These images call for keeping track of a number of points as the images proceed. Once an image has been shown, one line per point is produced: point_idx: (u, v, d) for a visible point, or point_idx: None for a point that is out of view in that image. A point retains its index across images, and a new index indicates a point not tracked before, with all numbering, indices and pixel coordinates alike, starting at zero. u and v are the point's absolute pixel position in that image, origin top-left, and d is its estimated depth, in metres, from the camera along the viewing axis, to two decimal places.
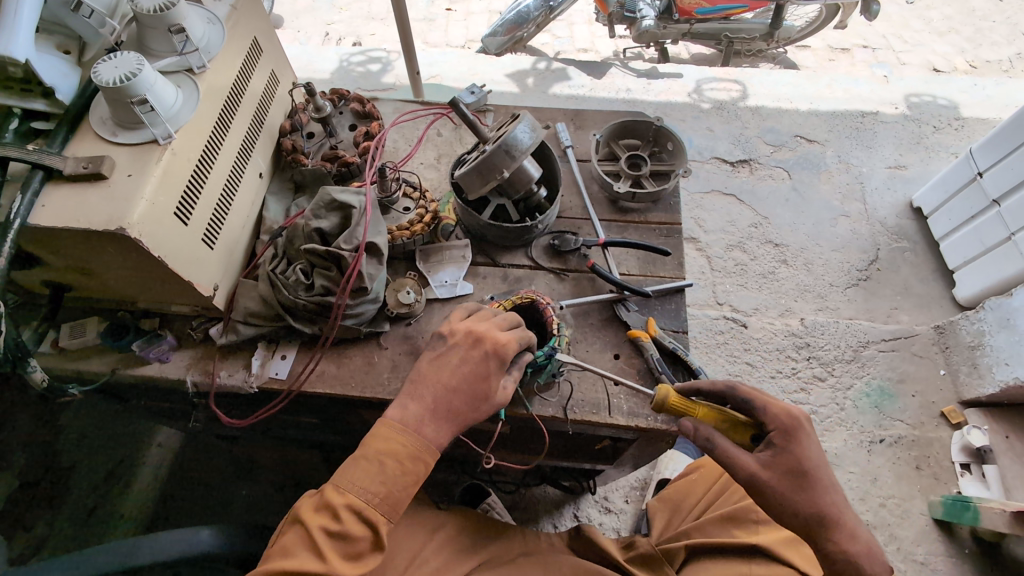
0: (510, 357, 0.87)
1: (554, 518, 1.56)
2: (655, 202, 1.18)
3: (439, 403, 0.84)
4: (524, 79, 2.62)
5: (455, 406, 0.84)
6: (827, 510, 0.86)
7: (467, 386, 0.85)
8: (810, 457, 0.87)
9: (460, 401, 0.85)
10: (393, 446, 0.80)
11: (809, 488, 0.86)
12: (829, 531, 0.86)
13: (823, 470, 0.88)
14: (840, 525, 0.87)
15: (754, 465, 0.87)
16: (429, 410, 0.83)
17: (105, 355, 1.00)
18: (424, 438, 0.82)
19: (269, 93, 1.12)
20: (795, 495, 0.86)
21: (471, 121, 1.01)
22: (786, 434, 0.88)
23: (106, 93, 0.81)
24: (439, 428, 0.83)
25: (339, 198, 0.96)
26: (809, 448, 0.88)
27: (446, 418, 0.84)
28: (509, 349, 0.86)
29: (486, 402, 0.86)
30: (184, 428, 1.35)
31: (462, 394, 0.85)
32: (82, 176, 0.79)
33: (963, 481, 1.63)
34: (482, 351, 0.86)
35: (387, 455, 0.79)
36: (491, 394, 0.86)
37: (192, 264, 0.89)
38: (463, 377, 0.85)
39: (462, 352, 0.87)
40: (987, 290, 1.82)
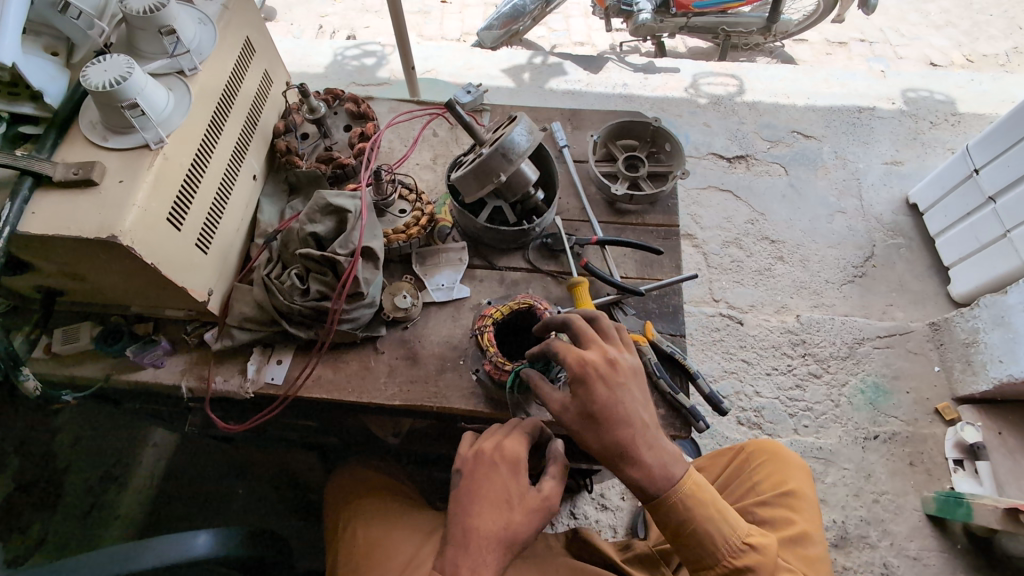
0: (520, 456, 0.85)
1: (550, 516, 1.56)
2: (653, 204, 1.17)
3: (469, 535, 0.80)
4: (520, 74, 2.60)
5: (489, 531, 0.81)
6: (628, 444, 0.81)
7: (497, 498, 0.83)
8: (599, 398, 0.80)
9: (489, 518, 0.82)
10: None
11: (611, 427, 0.80)
12: (632, 466, 0.81)
13: (624, 410, 0.81)
14: (646, 466, 0.81)
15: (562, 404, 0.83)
16: (464, 549, 0.79)
17: (99, 361, 0.99)
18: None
19: (262, 94, 1.10)
20: (590, 434, 0.82)
21: (467, 123, 1.00)
22: (600, 375, 0.81)
23: (95, 97, 0.79)
24: (480, 562, 0.78)
25: (334, 202, 0.95)
26: (604, 387, 0.81)
27: (488, 548, 0.80)
28: (514, 449, 0.85)
29: (516, 513, 0.82)
30: (179, 430, 1.34)
31: (489, 513, 0.82)
32: (73, 182, 0.78)
33: (956, 477, 1.65)
34: (489, 462, 0.85)
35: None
36: (519, 500, 0.83)
37: (186, 270, 0.88)
38: (487, 493, 0.83)
39: (472, 469, 0.86)
40: (982, 286, 1.83)
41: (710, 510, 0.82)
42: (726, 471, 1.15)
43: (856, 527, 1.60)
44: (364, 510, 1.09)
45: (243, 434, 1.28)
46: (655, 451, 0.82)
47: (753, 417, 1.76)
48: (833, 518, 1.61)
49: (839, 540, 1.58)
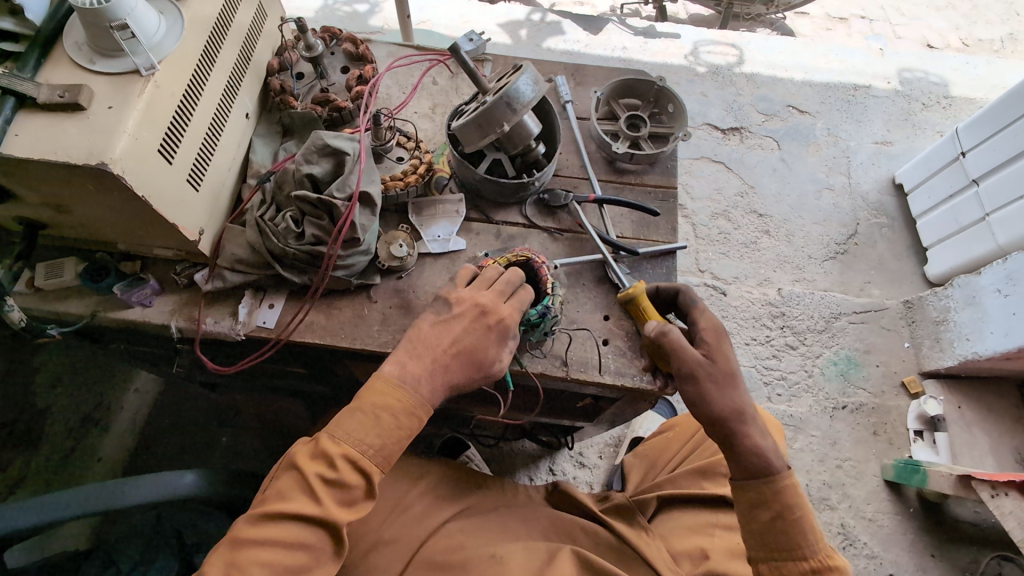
0: (511, 326, 0.89)
1: (530, 471, 1.61)
2: (652, 165, 1.16)
3: (436, 365, 0.85)
4: (517, 31, 2.53)
5: (452, 370, 0.85)
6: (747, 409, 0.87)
7: (473, 347, 0.86)
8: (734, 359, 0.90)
9: (457, 360, 0.86)
10: (384, 397, 0.80)
11: (734, 388, 0.88)
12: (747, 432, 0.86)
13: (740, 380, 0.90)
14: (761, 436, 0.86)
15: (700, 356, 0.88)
16: (428, 372, 0.84)
17: (86, 297, 0.97)
18: (420, 398, 0.83)
19: (256, 27, 1.05)
20: (715, 391, 0.87)
21: (470, 69, 0.97)
22: (716, 333, 0.91)
23: (81, 15, 0.75)
24: (435, 389, 0.84)
25: (332, 143, 0.93)
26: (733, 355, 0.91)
27: (442, 378, 0.84)
28: (511, 318, 0.89)
29: (480, 364, 0.87)
30: (164, 374, 1.33)
31: (459, 357, 0.86)
32: (58, 106, 0.74)
33: (915, 447, 1.73)
34: (484, 325, 0.88)
35: (382, 409, 0.80)
36: (490, 359, 0.87)
37: (177, 206, 0.86)
38: (468, 340, 0.87)
39: (461, 317, 0.88)
40: (957, 267, 1.89)
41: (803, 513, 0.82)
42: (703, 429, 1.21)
43: (818, 489, 1.68)
44: None
45: (229, 381, 1.28)
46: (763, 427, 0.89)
47: None
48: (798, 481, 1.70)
49: None
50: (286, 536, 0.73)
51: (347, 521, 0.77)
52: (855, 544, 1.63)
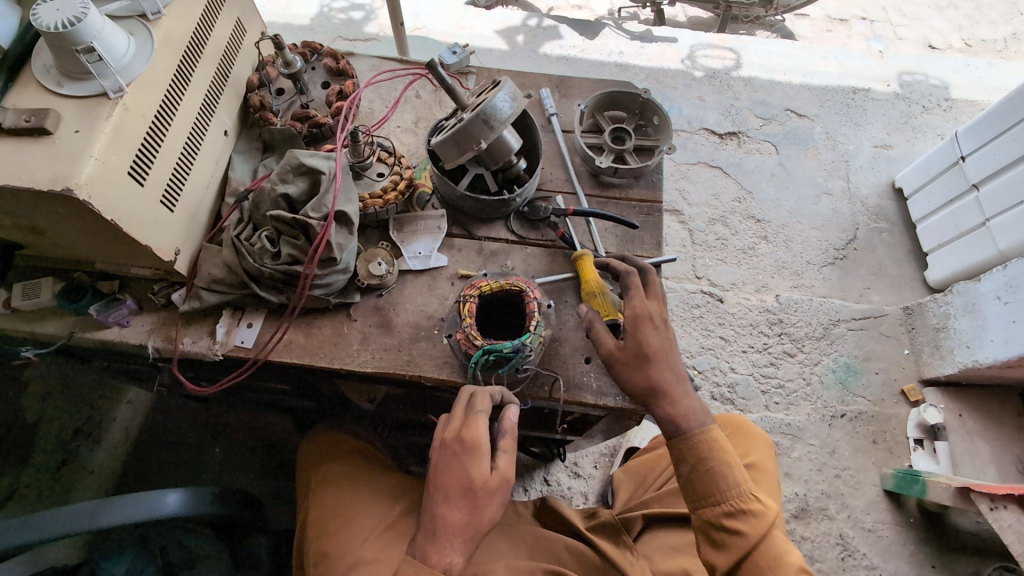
0: (478, 439, 0.83)
1: (524, 482, 1.59)
2: (638, 177, 1.15)
3: (437, 524, 0.81)
4: (513, 36, 2.51)
5: (454, 521, 0.81)
6: (665, 385, 0.88)
7: (464, 482, 0.82)
8: (653, 339, 0.89)
9: (453, 505, 0.81)
10: None
11: (650, 368, 0.88)
12: (663, 405, 0.89)
13: (665, 358, 0.89)
14: (679, 408, 0.88)
15: (611, 345, 0.91)
16: (432, 536, 0.81)
17: (63, 318, 0.96)
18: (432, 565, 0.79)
19: (234, 44, 1.05)
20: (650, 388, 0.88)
21: (448, 85, 0.96)
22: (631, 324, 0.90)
23: (47, 38, 0.74)
24: (448, 547, 0.80)
25: (307, 162, 0.92)
26: (657, 335, 0.90)
27: (454, 537, 0.80)
28: (473, 431, 0.83)
29: (481, 495, 0.82)
30: (151, 388, 1.32)
31: (459, 500, 0.81)
32: (24, 130, 0.73)
33: (915, 456, 1.71)
34: (450, 452, 0.84)
35: None
36: (482, 483, 0.82)
37: (150, 228, 0.85)
38: (455, 478, 0.82)
39: (439, 459, 0.84)
40: (958, 273, 1.86)
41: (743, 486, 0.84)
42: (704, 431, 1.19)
43: (817, 499, 1.66)
44: (334, 478, 1.09)
45: (217, 395, 1.27)
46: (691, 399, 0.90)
47: (727, 393, 1.80)
48: (795, 490, 1.67)
49: (799, 511, 1.64)
50: None
51: None
52: (854, 555, 1.60)
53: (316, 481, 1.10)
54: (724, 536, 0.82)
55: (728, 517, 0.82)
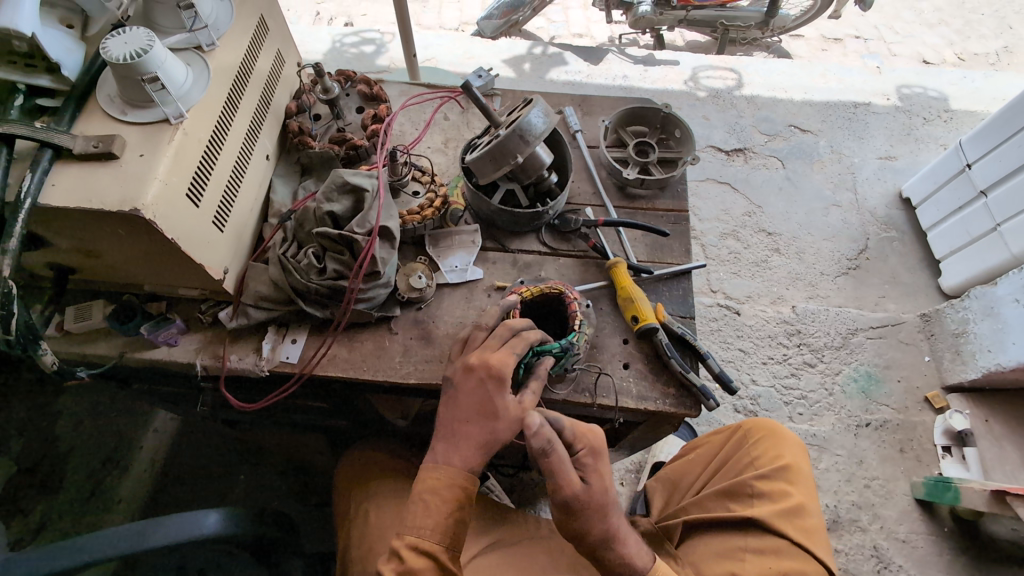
0: (504, 371, 0.84)
1: (552, 500, 1.58)
2: (662, 189, 1.18)
3: (457, 434, 0.82)
4: (520, 64, 2.60)
5: (474, 435, 0.82)
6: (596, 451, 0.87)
7: (485, 405, 0.83)
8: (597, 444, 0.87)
9: (476, 420, 0.83)
10: (427, 482, 0.79)
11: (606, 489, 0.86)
12: (615, 548, 0.85)
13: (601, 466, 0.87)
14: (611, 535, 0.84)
15: (577, 480, 0.83)
16: (452, 444, 0.82)
17: (113, 339, 0.99)
18: (454, 469, 0.80)
19: (275, 73, 1.10)
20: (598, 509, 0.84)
21: (483, 104, 1.01)
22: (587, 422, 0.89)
23: (115, 69, 0.79)
24: (466, 453, 0.81)
25: (352, 180, 0.96)
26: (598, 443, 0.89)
27: (472, 444, 0.82)
28: (500, 363, 0.84)
29: (500, 418, 0.83)
30: (184, 412, 1.33)
31: (476, 417, 0.83)
32: (93, 155, 0.77)
33: (944, 463, 1.69)
34: (480, 375, 0.84)
35: (427, 493, 0.78)
36: (504, 408, 0.83)
37: (204, 247, 0.88)
38: (475, 400, 0.83)
39: (461, 378, 0.85)
40: (973, 278, 1.87)
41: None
42: (739, 429, 1.15)
43: (847, 511, 1.64)
44: (377, 494, 1.09)
45: (250, 418, 1.28)
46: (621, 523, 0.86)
47: (750, 404, 1.80)
48: (826, 502, 1.66)
49: (831, 524, 1.62)
50: None
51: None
52: (890, 567, 1.58)
53: (360, 497, 1.10)
54: None
55: None
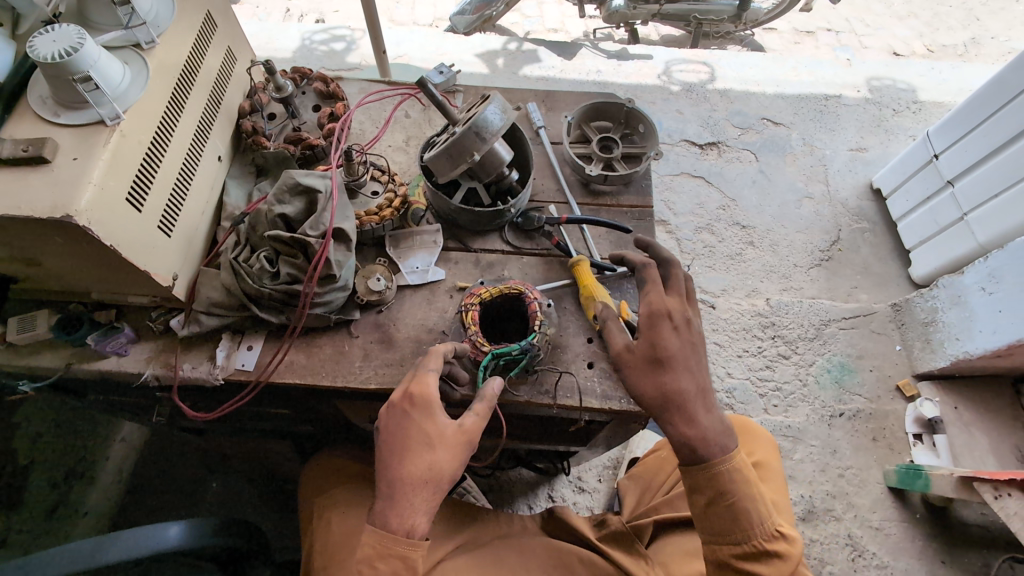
0: (427, 394, 0.80)
1: (529, 499, 1.57)
2: (627, 184, 1.17)
3: (394, 487, 0.76)
4: (493, 60, 2.58)
5: (412, 481, 0.77)
6: (658, 307, 0.87)
7: (415, 438, 0.79)
8: (670, 342, 0.85)
9: (412, 463, 0.78)
10: (366, 551, 0.74)
11: (663, 373, 0.84)
12: (678, 421, 0.83)
13: (686, 361, 0.85)
14: (701, 428, 0.83)
15: (622, 343, 0.88)
16: (390, 501, 0.76)
17: (59, 350, 0.95)
18: (395, 533, 0.75)
19: (226, 72, 1.07)
20: (648, 365, 0.85)
21: (439, 101, 0.98)
22: (649, 320, 0.86)
23: (44, 69, 0.75)
24: (406, 509, 0.76)
25: (303, 181, 0.93)
26: (677, 338, 0.86)
27: (412, 494, 0.76)
28: (420, 386, 0.80)
29: (438, 450, 0.78)
30: (146, 422, 1.29)
31: (408, 455, 0.78)
32: (22, 160, 0.74)
33: (915, 451, 1.71)
34: (402, 411, 0.80)
35: (365, 562, 0.73)
36: (436, 438, 0.79)
37: (148, 252, 0.85)
38: (405, 435, 0.79)
39: (387, 416, 0.81)
40: (941, 267, 1.90)
41: (747, 486, 0.82)
42: None
43: (822, 501, 1.65)
44: (335, 502, 1.07)
45: (214, 426, 1.25)
46: (711, 418, 0.84)
47: (725, 398, 1.80)
48: (801, 493, 1.67)
49: (806, 514, 1.64)
50: None
51: None
52: (864, 555, 1.60)
53: (321, 505, 1.08)
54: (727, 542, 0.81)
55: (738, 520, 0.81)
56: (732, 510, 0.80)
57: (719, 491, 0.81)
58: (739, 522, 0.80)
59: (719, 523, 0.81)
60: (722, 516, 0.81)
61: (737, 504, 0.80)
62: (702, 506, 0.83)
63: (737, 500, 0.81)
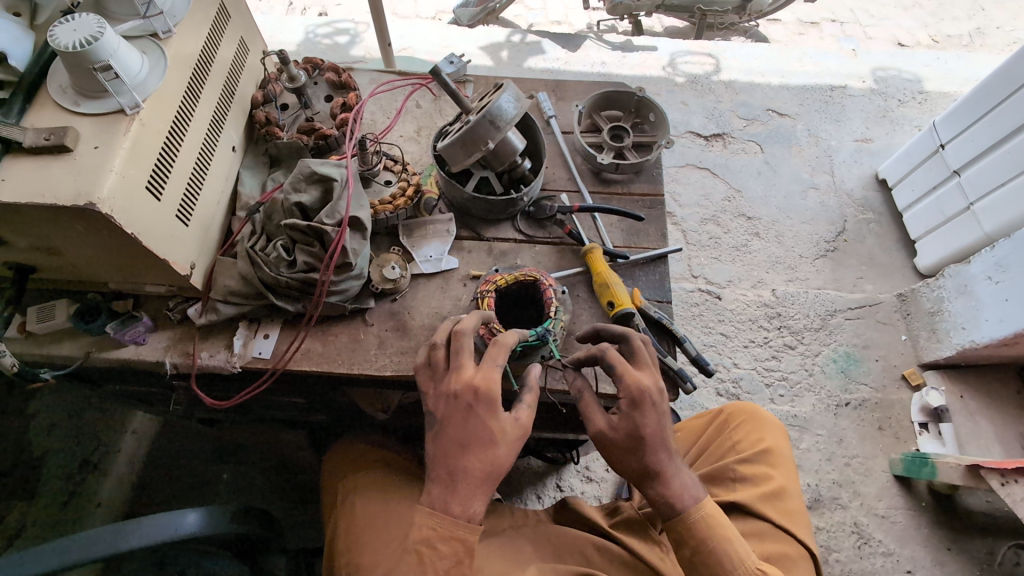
0: (494, 391, 0.79)
1: (538, 489, 1.58)
2: (637, 174, 1.18)
3: (455, 475, 0.77)
4: (497, 52, 2.57)
5: (474, 472, 0.77)
6: (639, 392, 0.82)
7: (478, 433, 0.78)
8: (649, 423, 0.82)
9: (473, 457, 0.77)
10: (423, 535, 0.75)
11: (643, 451, 0.82)
12: (658, 486, 0.83)
13: (663, 436, 0.83)
14: (673, 486, 0.83)
15: (603, 426, 0.84)
16: (452, 489, 0.77)
17: (78, 338, 0.96)
18: (456, 518, 0.76)
19: (239, 62, 1.07)
20: (630, 442, 0.82)
21: (453, 90, 0.98)
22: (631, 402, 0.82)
23: (64, 58, 0.76)
24: (469, 498, 0.76)
25: (319, 170, 0.94)
26: (655, 415, 0.83)
27: (473, 484, 0.77)
28: (487, 383, 0.79)
29: (499, 445, 0.78)
30: (159, 413, 1.30)
31: (472, 449, 0.77)
32: (44, 148, 0.74)
33: (921, 439, 1.72)
34: (469, 402, 0.79)
35: (423, 544, 0.75)
36: (500, 434, 0.79)
37: (168, 241, 0.86)
38: (468, 428, 0.78)
39: (447, 407, 0.80)
40: (947, 257, 1.90)
41: (723, 531, 0.81)
42: (722, 414, 1.16)
43: (829, 489, 1.67)
44: (358, 486, 1.09)
45: (227, 416, 1.26)
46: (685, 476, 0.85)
47: (732, 388, 1.81)
48: (808, 482, 1.68)
49: (813, 502, 1.65)
50: None
51: None
52: (870, 542, 1.61)
53: (344, 490, 1.10)
54: None
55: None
56: (710, 557, 0.80)
57: (697, 542, 0.81)
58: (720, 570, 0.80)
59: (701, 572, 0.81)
60: (703, 566, 0.81)
61: (716, 551, 0.80)
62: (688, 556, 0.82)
63: (714, 548, 0.80)
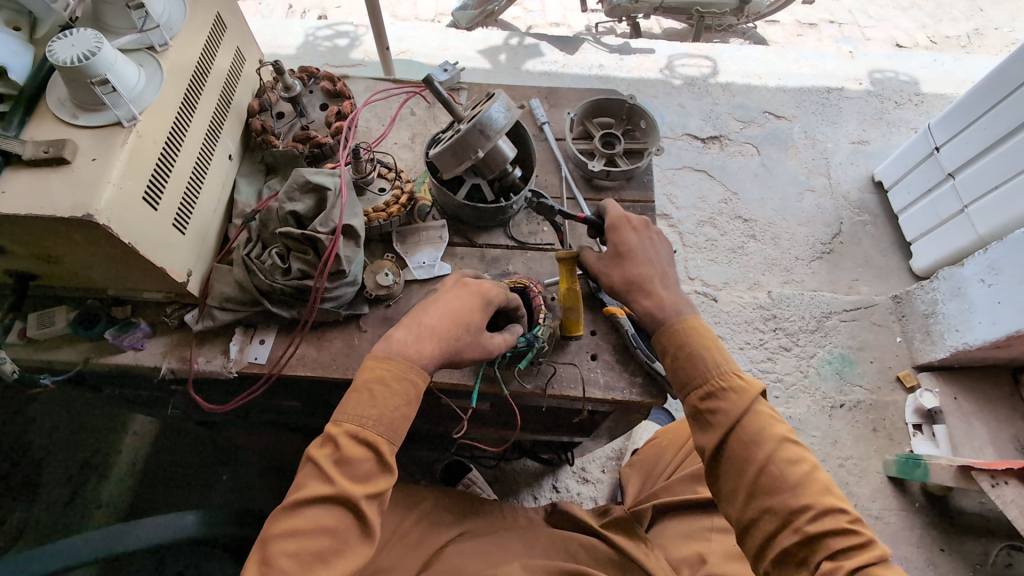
0: (494, 296, 0.90)
1: (534, 490, 1.60)
2: (629, 180, 1.19)
3: (425, 327, 0.84)
4: (495, 55, 2.59)
5: (442, 336, 0.84)
6: (615, 222, 0.97)
7: (462, 314, 0.87)
8: (631, 240, 0.95)
9: (447, 322, 0.85)
10: (377, 372, 0.80)
11: (626, 264, 0.94)
12: (642, 297, 0.93)
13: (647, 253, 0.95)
14: (658, 298, 0.92)
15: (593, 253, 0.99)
16: (416, 337, 0.84)
17: (78, 344, 0.98)
18: (411, 361, 0.82)
19: (235, 72, 1.09)
20: (612, 266, 0.96)
21: (444, 100, 1.00)
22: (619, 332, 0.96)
23: (63, 73, 0.78)
24: (426, 346, 0.83)
25: (313, 179, 0.96)
26: (635, 235, 0.96)
27: (436, 341, 0.84)
28: (493, 289, 0.90)
29: (471, 326, 0.87)
30: (159, 415, 1.32)
31: (449, 319, 0.86)
32: (44, 161, 0.76)
33: (915, 441, 1.74)
34: (469, 290, 0.90)
35: (376, 382, 0.79)
36: (479, 325, 0.88)
37: (165, 249, 0.88)
38: (457, 306, 0.87)
39: (449, 289, 0.90)
40: (941, 259, 1.92)
41: (698, 336, 0.88)
42: None
43: None
44: None
45: (225, 418, 1.28)
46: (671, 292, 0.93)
47: None
48: None
49: None
50: (317, 523, 0.71)
51: (366, 494, 0.74)
52: None
53: None
54: (708, 417, 0.83)
55: (708, 396, 0.83)
56: (687, 356, 0.87)
57: (677, 342, 0.88)
58: (695, 365, 0.85)
59: (685, 369, 0.86)
60: (682, 361, 0.87)
61: (691, 348, 0.87)
62: (670, 359, 0.89)
63: (690, 347, 0.87)
